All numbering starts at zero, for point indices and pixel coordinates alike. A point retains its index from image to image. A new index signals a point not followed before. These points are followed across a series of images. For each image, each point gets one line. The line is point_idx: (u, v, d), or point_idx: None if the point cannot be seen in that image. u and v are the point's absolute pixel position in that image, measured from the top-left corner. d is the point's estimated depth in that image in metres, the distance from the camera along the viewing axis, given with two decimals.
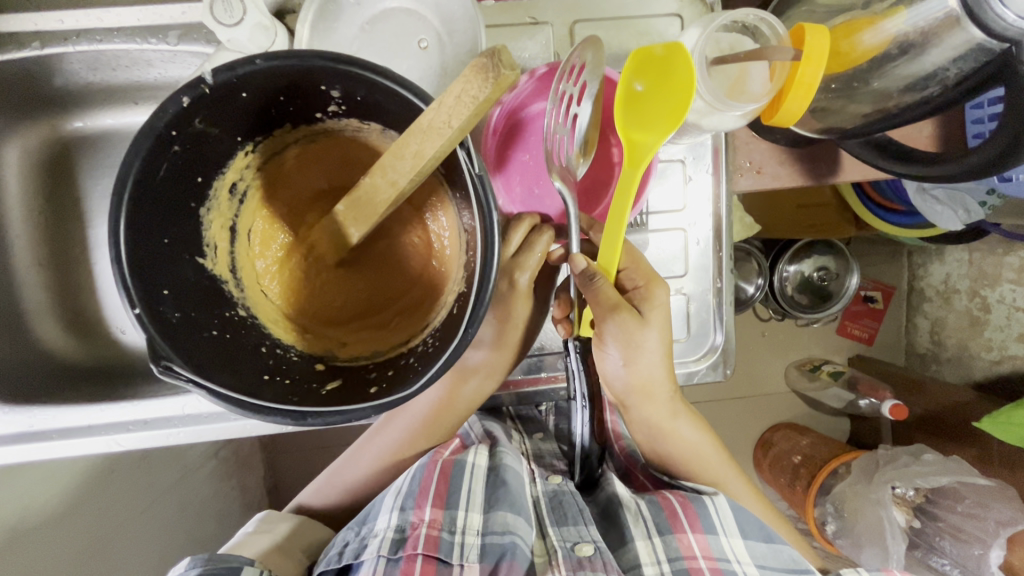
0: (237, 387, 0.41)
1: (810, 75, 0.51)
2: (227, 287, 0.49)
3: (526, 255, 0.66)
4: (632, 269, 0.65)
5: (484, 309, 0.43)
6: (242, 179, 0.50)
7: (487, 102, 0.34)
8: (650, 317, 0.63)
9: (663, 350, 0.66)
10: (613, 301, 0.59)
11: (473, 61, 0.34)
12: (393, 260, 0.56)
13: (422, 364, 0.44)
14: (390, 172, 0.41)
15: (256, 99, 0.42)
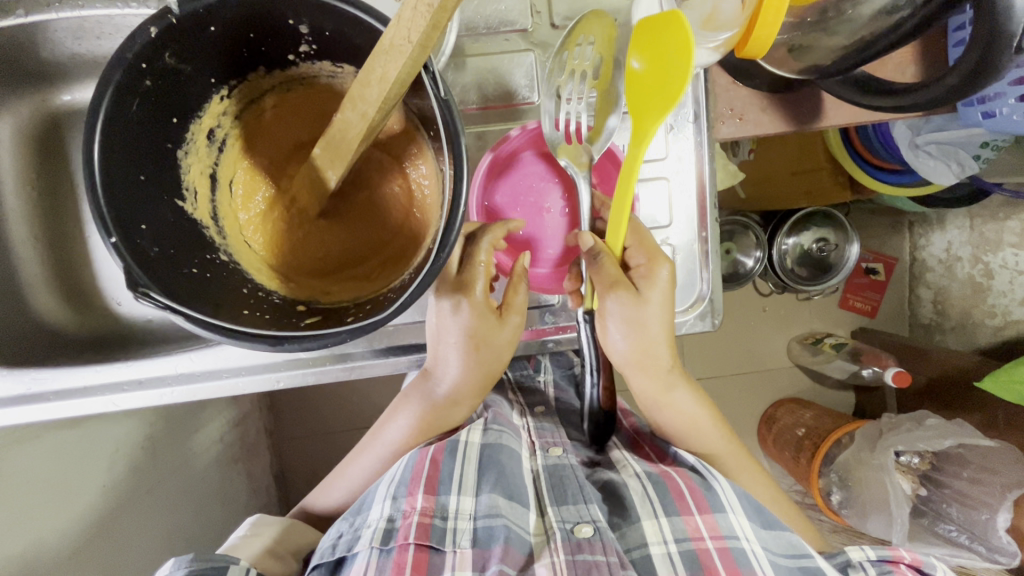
0: (213, 315, 0.42)
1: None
2: (208, 232, 0.50)
3: (470, 271, 0.65)
4: (637, 248, 0.65)
5: (456, 237, 0.44)
6: (221, 127, 0.51)
7: (441, 9, 0.33)
8: (648, 294, 0.64)
9: (659, 323, 0.66)
10: (611, 275, 0.62)
11: None
12: (374, 210, 0.56)
13: (393, 297, 0.45)
14: (359, 103, 0.42)
15: (226, 35, 0.42)
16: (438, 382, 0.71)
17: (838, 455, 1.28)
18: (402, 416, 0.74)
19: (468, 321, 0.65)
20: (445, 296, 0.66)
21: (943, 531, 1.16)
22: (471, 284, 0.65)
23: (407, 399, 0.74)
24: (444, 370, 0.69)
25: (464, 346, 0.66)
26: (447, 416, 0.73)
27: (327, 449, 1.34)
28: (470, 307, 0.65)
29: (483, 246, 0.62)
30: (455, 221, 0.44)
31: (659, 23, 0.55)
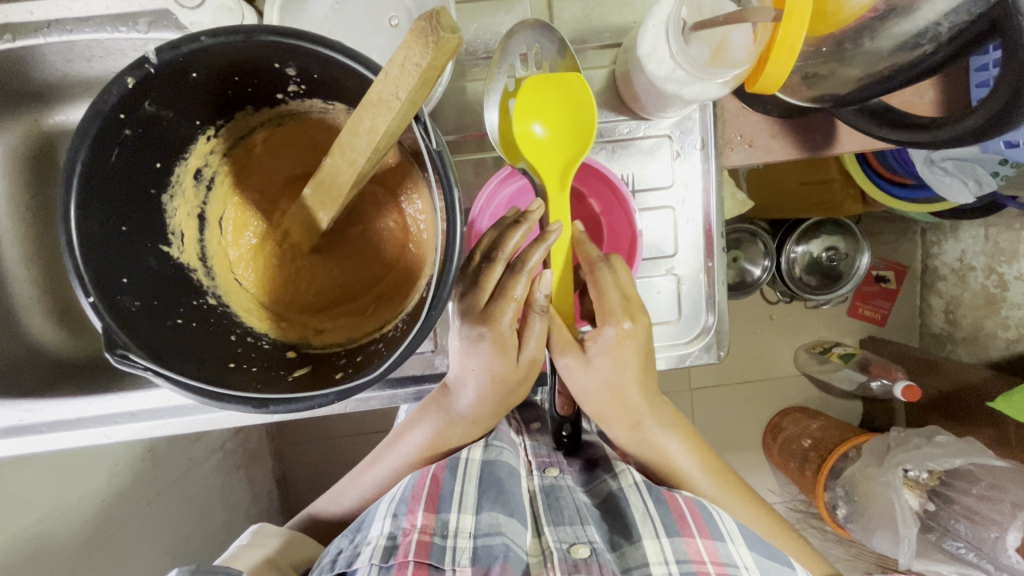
0: (198, 374, 0.40)
1: (792, 35, 0.45)
2: (196, 276, 0.48)
3: (501, 306, 0.57)
4: (602, 304, 0.61)
5: (447, 291, 0.41)
6: (209, 166, 0.49)
7: (430, 71, 0.31)
8: (596, 361, 0.63)
9: (615, 382, 0.64)
10: (564, 338, 0.63)
11: (411, 24, 0.30)
12: (370, 245, 0.55)
13: (383, 351, 0.44)
14: (348, 152, 0.40)
15: (210, 80, 0.40)
16: (461, 404, 0.66)
17: (845, 470, 1.26)
18: (423, 430, 0.70)
19: (489, 353, 0.59)
20: (470, 327, 0.58)
21: (949, 548, 1.13)
22: (497, 317, 0.57)
23: (428, 415, 0.68)
24: (465, 394, 0.64)
25: (484, 378, 0.61)
26: (467, 432, 0.70)
27: (328, 457, 1.32)
28: (490, 340, 0.58)
29: (521, 281, 0.56)
30: (443, 280, 0.42)
31: (557, 81, 0.59)
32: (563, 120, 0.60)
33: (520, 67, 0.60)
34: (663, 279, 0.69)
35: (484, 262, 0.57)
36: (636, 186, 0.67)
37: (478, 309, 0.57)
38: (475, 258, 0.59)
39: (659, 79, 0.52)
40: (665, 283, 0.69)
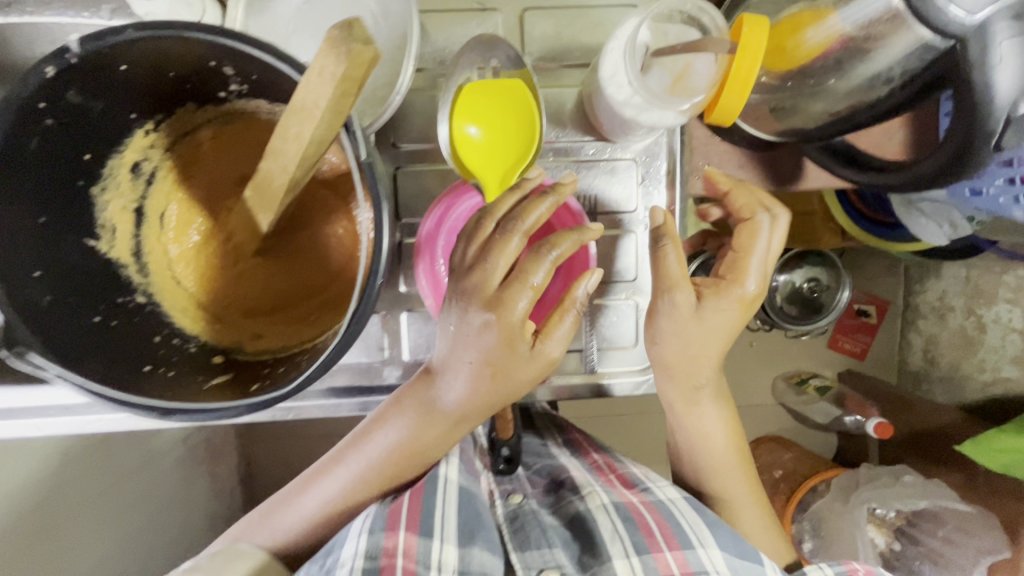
0: (105, 377, 0.39)
1: (746, 68, 0.48)
2: (125, 272, 0.47)
3: (516, 288, 0.51)
4: (741, 256, 0.61)
5: (370, 308, 0.40)
6: (149, 160, 0.48)
7: (345, 81, 0.30)
8: (707, 312, 0.60)
9: (708, 346, 0.61)
10: (673, 278, 0.59)
11: (327, 32, 0.29)
12: (316, 249, 0.54)
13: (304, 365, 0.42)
14: (279, 156, 0.39)
15: (145, 75, 0.39)
16: (448, 404, 0.55)
17: (814, 503, 1.24)
18: (396, 435, 0.57)
19: (493, 346, 0.51)
20: (478, 312, 0.51)
21: None
22: (510, 306, 0.51)
23: (405, 414, 0.57)
24: (451, 387, 0.54)
25: (481, 370, 0.52)
26: (449, 434, 0.58)
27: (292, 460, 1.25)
28: (500, 332, 0.51)
29: (546, 263, 0.52)
30: (371, 289, 0.40)
31: (491, 86, 0.58)
32: (501, 124, 0.58)
33: (477, 77, 0.60)
34: (620, 302, 0.67)
35: (497, 233, 0.53)
36: (600, 207, 0.65)
37: (490, 291, 0.52)
38: (485, 226, 0.54)
39: (618, 103, 0.50)
40: (620, 311, 0.67)
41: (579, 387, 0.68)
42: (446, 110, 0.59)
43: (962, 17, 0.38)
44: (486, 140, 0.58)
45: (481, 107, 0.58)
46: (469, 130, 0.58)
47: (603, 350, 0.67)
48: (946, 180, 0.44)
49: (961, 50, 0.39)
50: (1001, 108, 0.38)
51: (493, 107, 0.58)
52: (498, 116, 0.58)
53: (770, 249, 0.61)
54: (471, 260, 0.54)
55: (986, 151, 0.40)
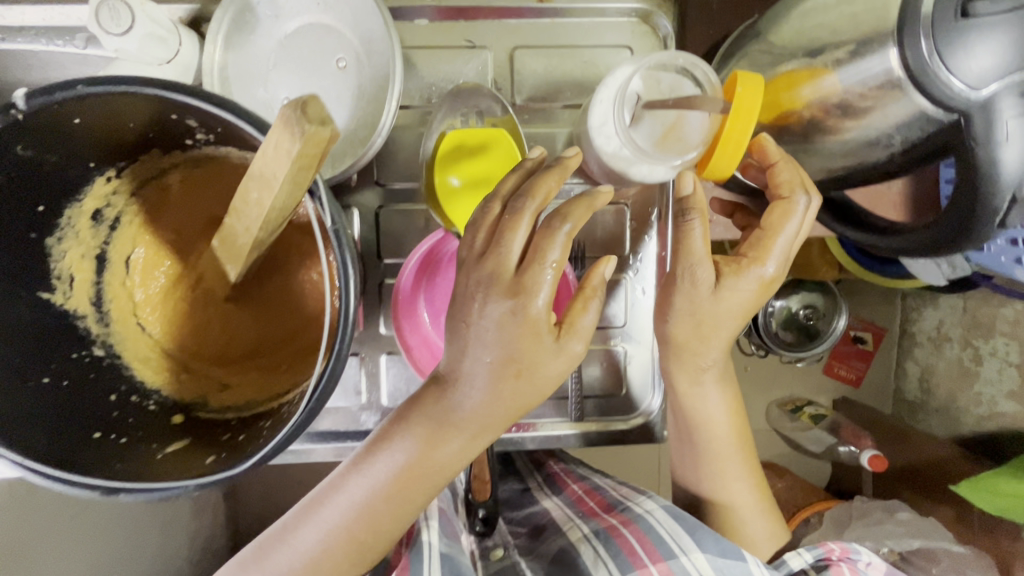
0: (44, 458, 0.36)
1: (740, 131, 0.45)
2: (83, 323, 0.45)
3: (534, 269, 0.42)
4: (764, 235, 0.49)
5: (332, 384, 0.38)
6: (111, 206, 0.45)
7: (301, 162, 0.27)
8: (726, 292, 0.49)
9: (721, 326, 0.50)
10: (699, 254, 0.48)
11: (278, 110, 0.27)
12: (289, 298, 0.51)
13: (261, 441, 0.39)
14: (243, 218, 0.36)
15: (103, 128, 0.37)
16: (467, 409, 0.44)
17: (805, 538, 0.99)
18: (403, 450, 0.45)
19: (517, 342, 0.42)
20: (497, 303, 0.42)
21: None
22: (532, 295, 0.42)
23: (415, 427, 0.45)
24: (467, 395, 0.43)
25: (502, 369, 0.42)
26: (461, 454, 0.45)
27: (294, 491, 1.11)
28: (523, 325, 0.42)
29: (563, 235, 0.43)
30: (338, 359, 0.38)
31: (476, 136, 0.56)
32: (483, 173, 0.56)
33: (461, 121, 0.58)
34: (607, 349, 0.66)
35: (507, 212, 0.44)
36: (589, 254, 0.64)
37: (506, 280, 0.42)
38: (493, 208, 0.46)
39: (606, 155, 0.49)
40: (607, 358, 0.66)
41: (563, 435, 0.67)
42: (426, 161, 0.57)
43: (967, 92, 0.35)
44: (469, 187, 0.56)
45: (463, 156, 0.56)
46: (451, 180, 0.56)
47: (588, 398, 0.66)
48: (944, 248, 0.42)
49: (964, 127, 0.36)
50: (1005, 186, 0.36)
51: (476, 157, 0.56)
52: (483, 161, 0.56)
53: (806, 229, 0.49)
54: (482, 247, 0.45)
55: (989, 229, 0.38)
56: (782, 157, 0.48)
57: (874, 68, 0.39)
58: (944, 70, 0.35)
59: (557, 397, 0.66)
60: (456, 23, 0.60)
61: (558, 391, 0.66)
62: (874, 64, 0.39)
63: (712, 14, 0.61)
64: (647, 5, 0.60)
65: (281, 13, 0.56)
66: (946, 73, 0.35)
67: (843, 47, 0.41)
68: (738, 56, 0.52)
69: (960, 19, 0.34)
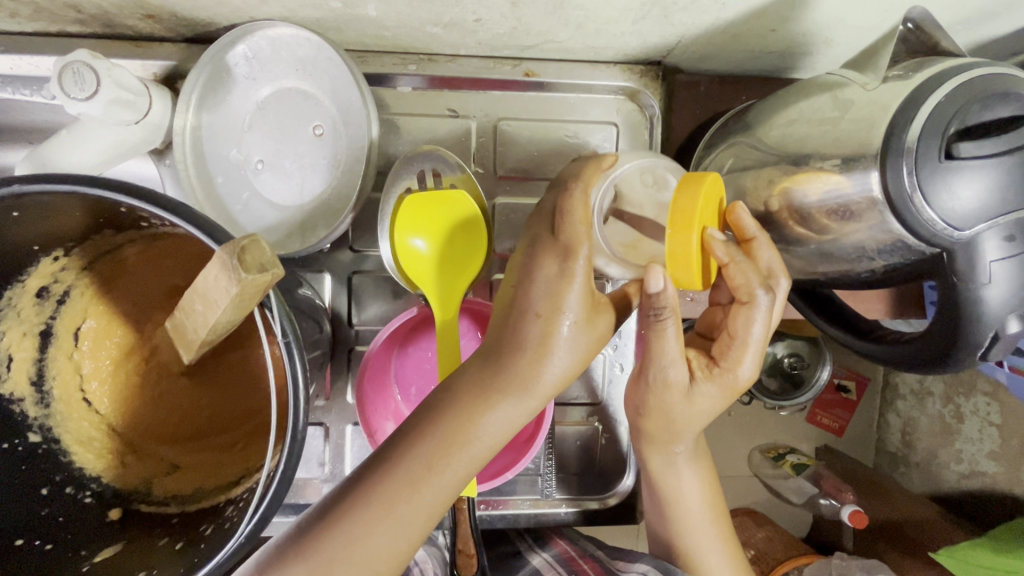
0: None
1: (682, 244, 0.40)
2: (19, 407, 0.43)
3: (568, 226, 0.40)
4: (735, 346, 0.45)
5: (270, 509, 0.35)
6: (60, 282, 0.43)
7: (239, 302, 0.27)
8: (698, 396, 0.47)
9: (691, 424, 0.49)
10: (670, 356, 0.44)
11: (216, 251, 0.26)
12: (244, 380, 0.46)
13: (196, 558, 0.36)
14: (190, 320, 0.35)
15: (48, 215, 0.35)
16: (519, 367, 0.39)
17: None
18: (444, 418, 0.38)
19: (566, 295, 0.39)
20: (543, 261, 0.40)
21: None
22: (572, 252, 0.40)
23: (458, 396, 0.39)
24: (517, 360, 0.40)
25: (550, 319, 0.39)
26: (506, 423, 0.39)
27: None
28: (569, 282, 0.39)
29: (581, 195, 0.41)
30: (289, 463, 0.35)
31: (436, 199, 0.53)
32: (449, 233, 0.53)
33: (418, 185, 0.54)
34: (584, 425, 0.65)
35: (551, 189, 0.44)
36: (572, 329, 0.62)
37: (548, 243, 0.41)
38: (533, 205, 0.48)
39: None
40: (581, 434, 0.65)
41: (534, 513, 0.65)
42: (383, 226, 0.53)
43: (950, 231, 0.34)
44: (437, 253, 0.53)
45: (422, 211, 0.53)
46: (415, 242, 0.53)
47: (562, 474, 0.66)
48: (918, 369, 0.42)
49: (946, 262, 0.35)
50: (988, 322, 0.35)
51: (439, 208, 0.53)
52: (445, 211, 0.53)
53: (768, 329, 0.45)
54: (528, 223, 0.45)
55: (967, 361, 0.37)
56: (761, 232, 0.44)
57: (851, 185, 0.38)
58: (920, 204, 0.34)
59: (528, 474, 0.64)
60: (439, 92, 0.59)
61: (530, 468, 0.64)
62: (851, 184, 0.38)
63: (699, 94, 0.60)
64: (634, 83, 0.60)
65: (257, 74, 0.54)
66: (923, 207, 0.34)
67: (830, 160, 0.39)
68: (724, 146, 0.51)
69: (944, 159, 0.33)
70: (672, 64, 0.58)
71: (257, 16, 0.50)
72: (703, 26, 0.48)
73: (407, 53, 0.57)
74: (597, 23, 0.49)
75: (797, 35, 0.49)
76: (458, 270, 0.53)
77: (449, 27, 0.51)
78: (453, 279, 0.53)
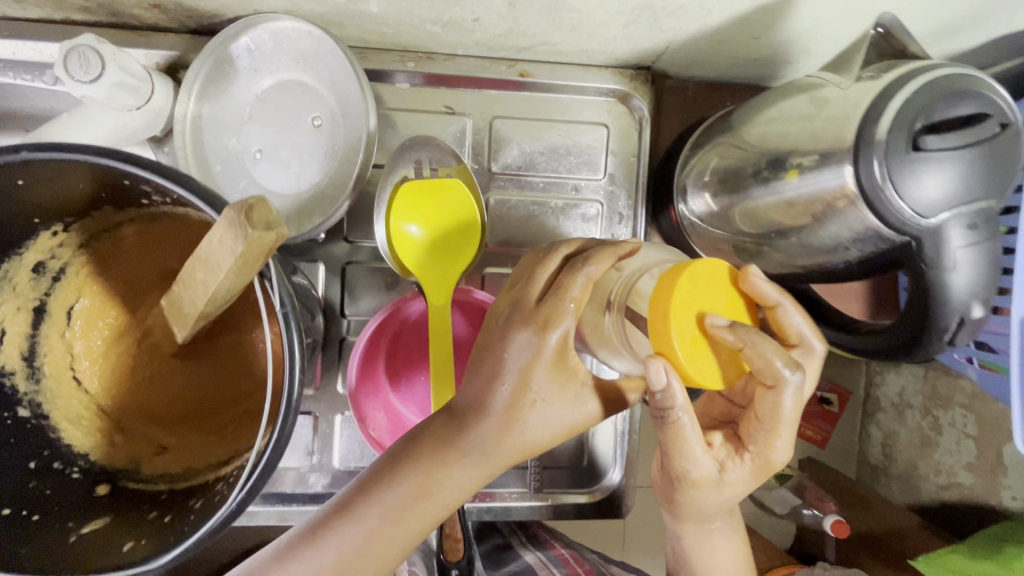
0: None
1: (665, 340, 0.38)
2: (10, 381, 0.43)
3: (555, 303, 0.40)
4: (763, 428, 0.44)
5: (263, 481, 0.35)
6: (56, 258, 0.43)
7: (242, 261, 0.28)
8: (726, 480, 0.46)
9: (722, 500, 0.48)
10: (694, 447, 0.44)
11: (224, 210, 0.27)
12: (236, 362, 0.47)
13: (185, 528, 0.37)
14: (189, 291, 0.35)
15: (50, 185, 0.36)
16: (482, 433, 0.40)
17: None
18: (407, 476, 0.40)
19: (537, 368, 0.39)
20: (517, 332, 0.39)
21: None
22: (550, 324, 0.39)
23: (421, 455, 0.40)
24: (482, 425, 0.40)
25: (517, 390, 0.39)
26: (467, 483, 0.40)
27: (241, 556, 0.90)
28: (543, 354, 0.39)
29: (586, 276, 0.40)
30: (279, 442, 0.36)
31: (431, 187, 0.55)
32: (442, 223, 0.55)
33: (414, 173, 0.56)
34: None
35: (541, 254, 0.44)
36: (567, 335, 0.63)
37: (527, 311, 0.40)
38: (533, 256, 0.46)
39: None
40: None
41: (520, 506, 0.65)
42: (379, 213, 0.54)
43: (918, 219, 0.36)
44: (431, 241, 0.55)
45: (417, 198, 0.55)
46: (409, 229, 0.54)
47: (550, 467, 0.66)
48: (895, 359, 0.43)
49: (915, 250, 0.37)
50: (953, 308, 0.37)
51: (434, 197, 0.55)
52: (442, 200, 0.55)
53: (799, 407, 0.42)
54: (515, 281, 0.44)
55: (936, 346, 0.39)
56: (784, 296, 0.41)
57: (825, 179, 0.40)
58: (892, 194, 0.36)
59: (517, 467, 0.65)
60: (437, 90, 0.61)
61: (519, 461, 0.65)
62: (825, 178, 0.40)
63: (687, 100, 0.63)
64: (625, 86, 0.62)
65: (258, 66, 0.55)
66: (896, 198, 0.36)
67: (808, 156, 0.41)
68: (710, 147, 0.53)
69: (911, 150, 0.35)
70: (660, 70, 0.61)
71: (261, 9, 0.52)
72: (690, 32, 0.51)
73: (406, 51, 0.59)
74: (589, 26, 0.51)
75: (778, 43, 0.51)
76: (453, 256, 0.55)
77: (448, 25, 0.53)
78: (447, 265, 0.55)
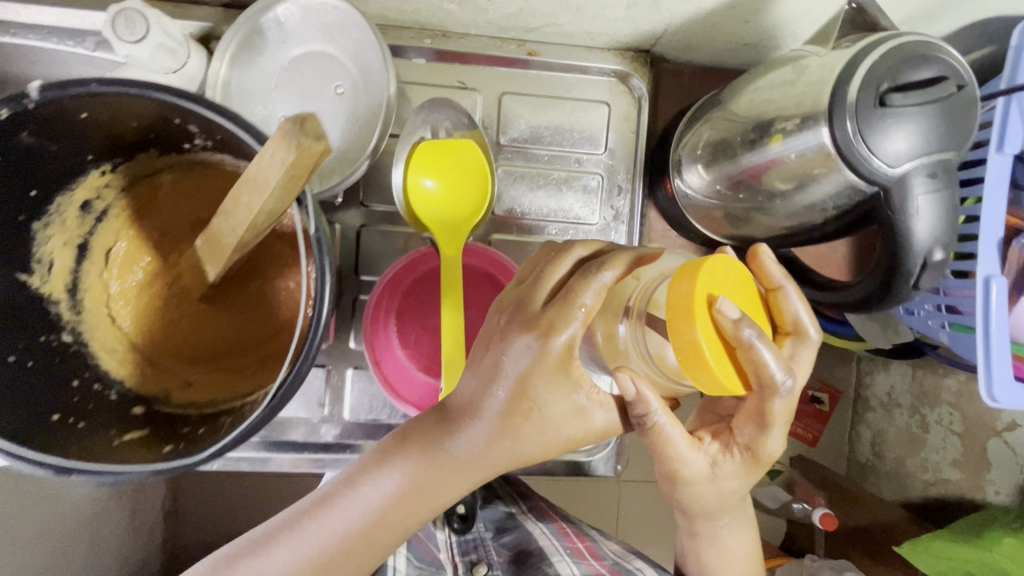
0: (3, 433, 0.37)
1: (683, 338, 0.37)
2: (56, 309, 0.46)
3: (565, 309, 0.42)
4: (752, 426, 0.45)
5: (298, 384, 0.39)
6: (101, 199, 0.47)
7: (294, 170, 0.32)
8: (717, 476, 0.48)
9: (722, 499, 0.50)
10: (679, 445, 0.46)
11: (278, 126, 0.32)
12: (261, 303, 0.50)
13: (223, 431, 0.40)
14: (231, 218, 0.39)
15: (108, 121, 0.40)
16: (476, 433, 0.44)
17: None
18: (406, 468, 0.44)
19: (535, 373, 0.43)
20: (519, 335, 0.43)
21: None
22: (553, 329, 0.42)
23: (421, 452, 0.45)
24: (474, 428, 0.44)
25: (515, 396, 0.43)
26: (459, 481, 0.45)
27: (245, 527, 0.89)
28: (544, 358, 0.42)
29: (599, 282, 0.42)
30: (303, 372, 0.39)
31: (449, 147, 0.59)
32: (455, 180, 0.59)
33: (430, 136, 0.60)
34: None
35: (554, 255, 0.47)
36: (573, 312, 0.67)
37: (530, 315, 0.44)
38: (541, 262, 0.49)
39: None
40: None
41: None
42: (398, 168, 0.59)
43: (885, 170, 0.40)
44: (443, 196, 0.59)
45: (433, 155, 0.59)
46: (425, 182, 0.59)
47: None
48: (869, 311, 0.48)
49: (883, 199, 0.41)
50: (916, 253, 0.42)
51: (448, 156, 0.59)
52: (456, 159, 0.59)
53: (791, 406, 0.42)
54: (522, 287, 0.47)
55: (904, 290, 0.43)
56: (786, 280, 0.43)
57: (805, 140, 0.44)
58: (863, 148, 0.40)
59: None
60: (451, 66, 0.66)
61: None
62: (804, 139, 0.44)
63: (682, 83, 0.68)
64: (626, 67, 0.66)
65: (287, 38, 0.60)
66: (866, 151, 0.40)
67: (791, 120, 0.45)
68: (704, 121, 0.57)
69: (879, 107, 0.40)
70: (659, 54, 0.66)
71: None
72: (686, 14, 0.55)
73: (423, 28, 0.63)
74: (594, 7, 0.56)
75: (767, 28, 0.56)
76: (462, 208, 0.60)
77: (464, 3, 0.57)
78: (456, 218, 0.59)
